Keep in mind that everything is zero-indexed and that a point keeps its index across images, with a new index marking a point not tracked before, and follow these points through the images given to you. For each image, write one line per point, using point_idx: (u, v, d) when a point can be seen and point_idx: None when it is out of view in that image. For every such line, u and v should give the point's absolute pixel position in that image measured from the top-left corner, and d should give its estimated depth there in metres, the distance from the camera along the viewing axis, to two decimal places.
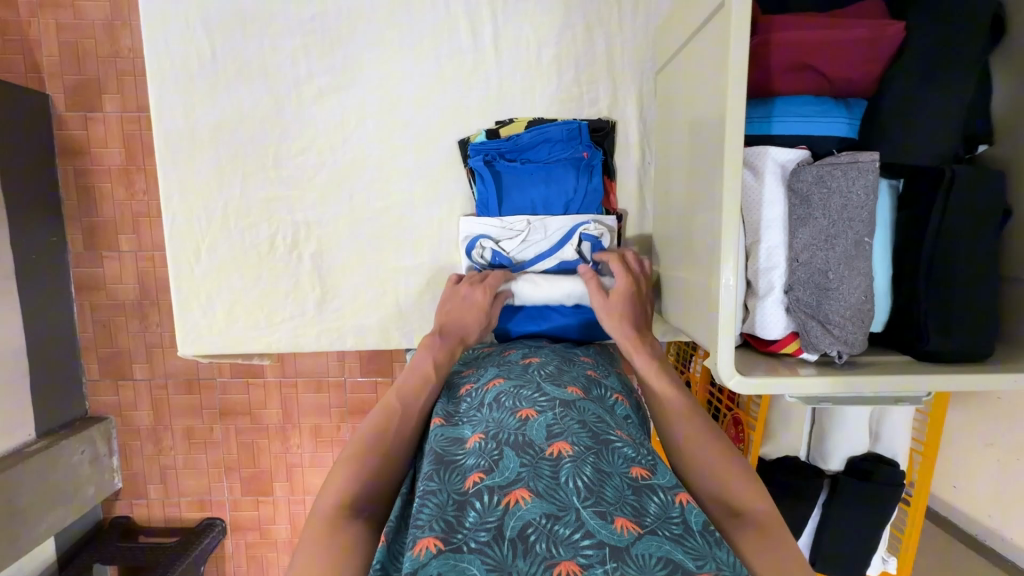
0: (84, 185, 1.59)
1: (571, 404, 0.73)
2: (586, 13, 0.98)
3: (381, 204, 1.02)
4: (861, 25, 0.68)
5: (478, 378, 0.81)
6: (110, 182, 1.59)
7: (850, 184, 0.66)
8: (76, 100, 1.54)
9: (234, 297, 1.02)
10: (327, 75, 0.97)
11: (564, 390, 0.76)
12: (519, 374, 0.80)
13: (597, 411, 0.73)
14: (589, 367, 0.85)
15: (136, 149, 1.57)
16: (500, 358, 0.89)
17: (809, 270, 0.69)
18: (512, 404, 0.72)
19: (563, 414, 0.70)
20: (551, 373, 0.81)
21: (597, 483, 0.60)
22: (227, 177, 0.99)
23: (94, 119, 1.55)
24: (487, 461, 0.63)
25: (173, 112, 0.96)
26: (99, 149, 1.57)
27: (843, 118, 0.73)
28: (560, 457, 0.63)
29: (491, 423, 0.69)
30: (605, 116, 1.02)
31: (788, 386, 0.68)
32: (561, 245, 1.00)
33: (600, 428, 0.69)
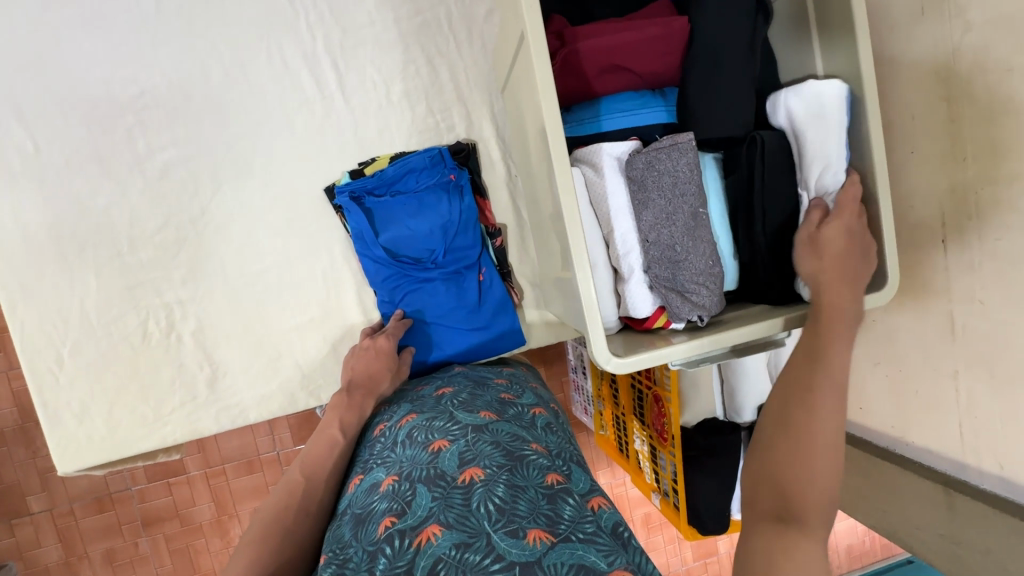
0: None
1: (483, 428, 0.77)
2: (425, 48, 1.02)
3: (258, 265, 0.98)
4: (652, 24, 0.76)
5: (391, 416, 0.84)
6: None
7: (675, 164, 0.73)
8: None
9: (116, 397, 0.94)
10: (172, 147, 0.94)
11: (476, 416, 0.80)
12: (432, 407, 0.83)
13: (510, 429, 0.78)
14: (502, 392, 0.90)
15: None
16: (413, 393, 0.91)
17: (660, 247, 0.75)
18: (425, 439, 0.76)
19: (475, 439, 0.73)
20: (463, 402, 0.85)
21: (508, 502, 0.63)
22: (80, 271, 0.92)
23: None
24: (400, 504, 0.65)
25: (4, 217, 0.89)
26: None
27: (660, 106, 0.81)
28: (471, 484, 0.66)
29: (404, 462, 0.73)
30: (464, 138, 1.05)
31: (661, 356, 0.74)
32: (450, 271, 1.03)
33: (514, 446, 0.73)
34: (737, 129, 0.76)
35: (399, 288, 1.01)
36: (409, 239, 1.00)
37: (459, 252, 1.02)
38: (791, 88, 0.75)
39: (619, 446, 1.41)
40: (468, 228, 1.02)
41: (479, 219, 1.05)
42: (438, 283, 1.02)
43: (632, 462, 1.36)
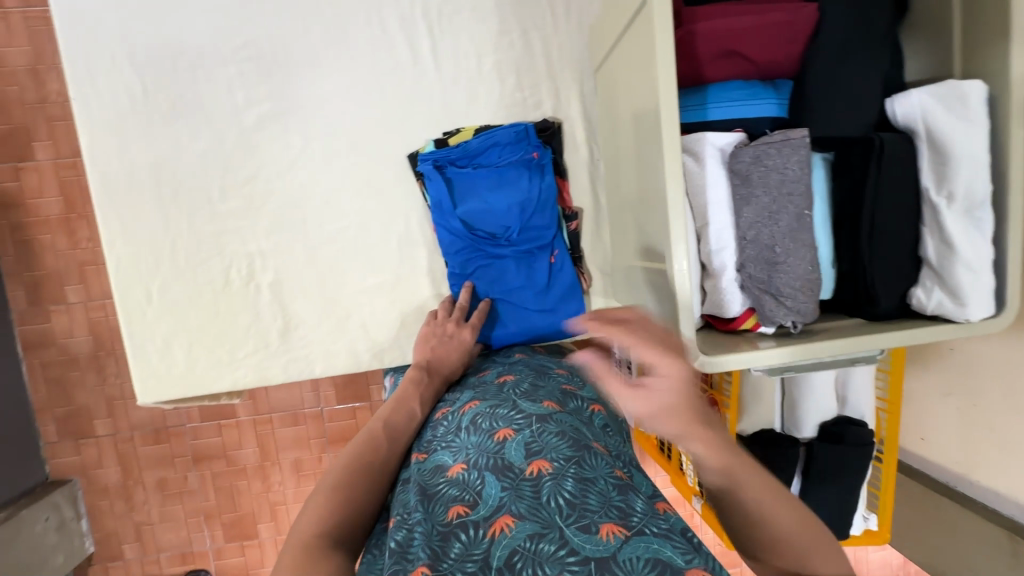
0: (21, 239, 1.52)
1: (548, 419, 0.76)
2: (521, 20, 1.00)
3: (337, 225, 1.00)
4: (777, 9, 0.71)
5: (453, 402, 0.84)
6: (49, 233, 1.53)
7: (786, 161, 0.69)
8: (5, 151, 1.48)
9: (193, 337, 0.98)
10: (268, 101, 0.96)
11: (540, 405, 0.79)
12: (494, 395, 0.83)
13: (573, 421, 0.77)
14: (563, 382, 0.88)
15: (76, 195, 1.52)
16: (474, 379, 0.91)
17: (758, 246, 0.72)
18: (490, 426, 0.75)
19: (540, 431, 0.72)
20: (525, 390, 0.84)
21: (578, 497, 0.62)
22: (174, 214, 0.96)
23: (26, 169, 1.49)
24: (471, 493, 0.65)
25: (108, 154, 0.93)
26: (34, 200, 1.51)
27: (773, 97, 0.76)
28: (540, 476, 0.66)
29: (471, 449, 0.72)
30: (551, 117, 1.03)
31: (750, 361, 0.71)
32: (523, 248, 1.02)
33: (579, 440, 0.72)
34: (858, 129, 0.72)
35: (472, 261, 1.01)
36: (486, 213, 0.99)
37: (534, 231, 1.02)
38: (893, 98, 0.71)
39: (660, 447, 1.37)
40: (547, 208, 1.01)
41: (557, 200, 1.03)
42: (510, 260, 1.02)
43: (673, 464, 1.32)
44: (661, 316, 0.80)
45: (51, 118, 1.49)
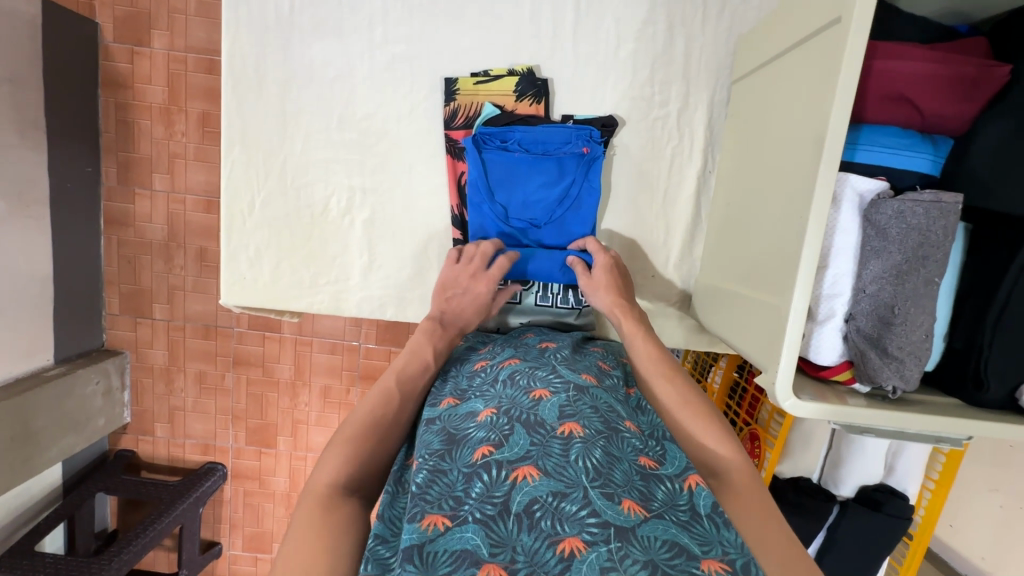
0: (124, 119, 1.59)
1: (584, 390, 0.76)
2: (670, 13, 0.97)
3: (439, 180, 1.01)
4: (963, 63, 0.67)
5: (494, 357, 0.87)
6: (149, 119, 1.59)
7: (930, 223, 0.66)
8: (126, 33, 1.54)
9: (280, 257, 1.02)
10: (403, 43, 0.96)
11: (578, 376, 0.79)
12: (534, 358, 0.84)
13: (608, 399, 0.76)
14: (600, 360, 0.87)
15: (180, 89, 1.57)
16: (517, 340, 0.94)
17: (875, 302, 0.69)
18: (527, 385, 0.76)
19: (576, 398, 0.73)
20: (565, 359, 0.84)
21: (605, 466, 0.63)
22: (289, 133, 0.98)
23: (141, 54, 1.55)
24: (497, 435, 0.67)
25: (244, 60, 0.96)
26: (142, 86, 1.57)
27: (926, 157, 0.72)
28: (570, 437, 0.66)
29: (504, 398, 0.74)
30: (673, 119, 1.01)
31: (843, 416, 0.68)
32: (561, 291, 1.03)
33: (611, 418, 0.72)
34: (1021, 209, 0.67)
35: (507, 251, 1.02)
36: (524, 207, 1.01)
37: (564, 234, 1.02)
38: None
39: None
40: (581, 170, 0.99)
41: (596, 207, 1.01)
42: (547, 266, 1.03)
43: None
44: (752, 346, 0.78)
45: (173, 10, 1.53)
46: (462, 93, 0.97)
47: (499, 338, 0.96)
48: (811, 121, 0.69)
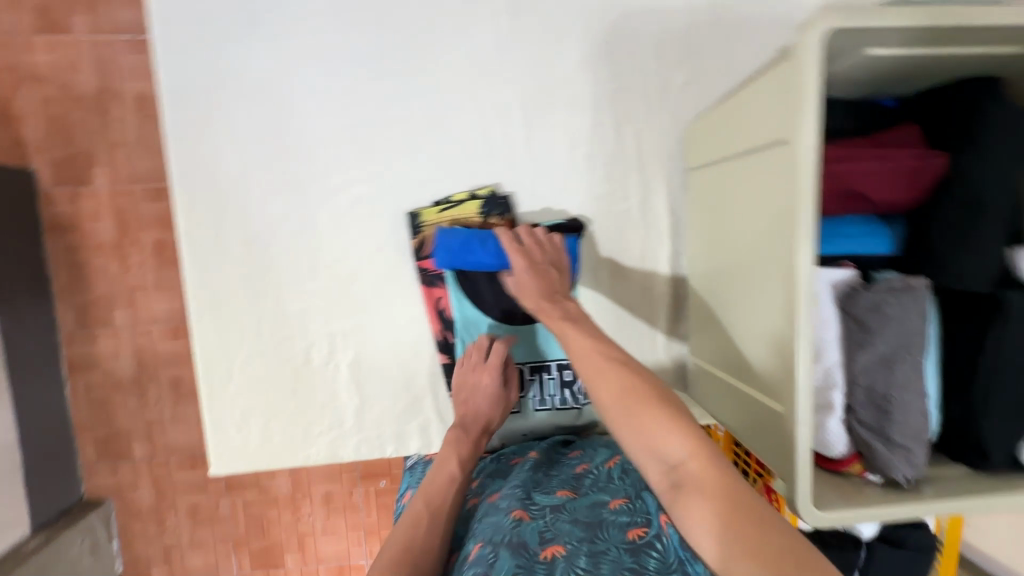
0: (76, 263, 1.22)
1: (561, 506, 0.78)
2: (615, 113, 1.00)
3: (419, 309, 1.00)
4: (903, 156, 0.71)
5: (482, 496, 0.85)
6: (102, 258, 1.22)
7: (905, 311, 0.69)
8: (66, 172, 1.18)
9: (268, 414, 0.98)
10: (360, 184, 0.96)
11: (553, 495, 0.80)
12: (513, 481, 0.84)
13: (587, 506, 0.78)
14: (575, 466, 0.89)
15: (131, 222, 1.21)
16: (498, 469, 0.93)
17: (870, 392, 0.71)
18: (507, 508, 0.76)
19: (553, 519, 0.74)
20: (539, 478, 0.86)
21: (593, 569, 0.65)
22: (258, 291, 0.96)
23: (84, 195, 1.19)
24: (484, 565, 0.65)
25: (202, 228, 0.93)
26: (89, 225, 1.21)
27: (886, 228, 0.77)
28: (554, 560, 0.66)
29: (487, 530, 0.72)
30: (636, 210, 1.03)
31: (866, 514, 0.68)
32: (559, 393, 1.04)
33: (592, 522, 0.74)
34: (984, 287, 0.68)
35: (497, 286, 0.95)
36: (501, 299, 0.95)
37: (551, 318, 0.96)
38: None
39: None
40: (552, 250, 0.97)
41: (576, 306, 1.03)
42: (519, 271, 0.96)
43: None
44: (762, 446, 0.78)
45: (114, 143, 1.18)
46: (427, 224, 0.96)
47: (494, 470, 0.93)
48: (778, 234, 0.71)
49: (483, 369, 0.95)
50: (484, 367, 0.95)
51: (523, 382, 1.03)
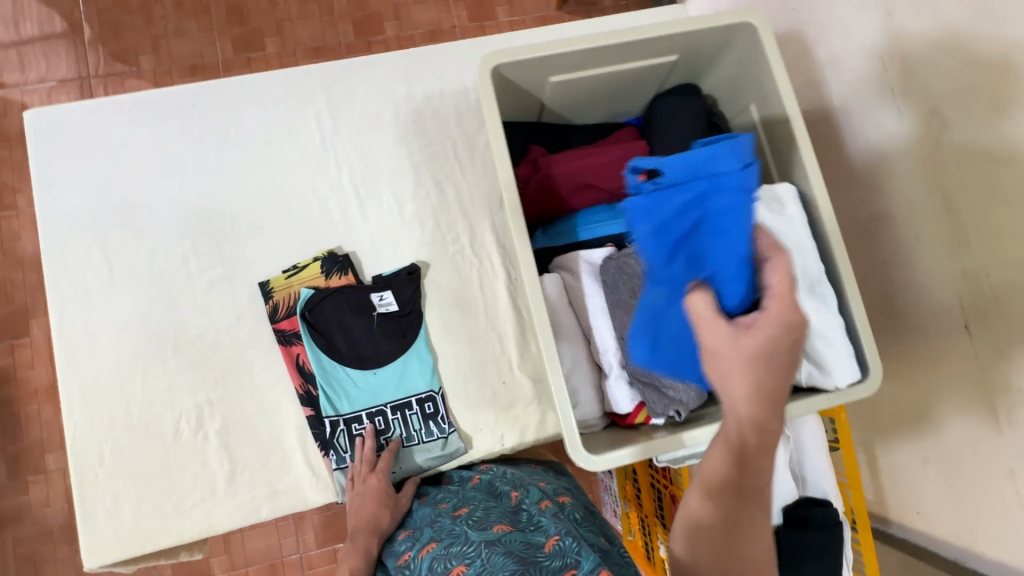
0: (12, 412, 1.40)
1: (496, 540, 0.70)
2: (433, 175, 1.18)
3: (281, 368, 1.09)
4: (615, 150, 0.88)
5: (414, 546, 0.82)
6: (37, 403, 1.41)
7: (641, 263, 0.78)
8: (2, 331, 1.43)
9: (140, 495, 1.01)
10: (216, 268, 1.10)
11: (489, 531, 0.74)
12: (448, 531, 0.79)
13: (522, 538, 0.70)
14: (512, 498, 0.87)
15: None
16: (434, 515, 0.90)
17: (634, 343, 0.79)
18: (443, 568, 0.70)
19: (487, 557, 0.66)
20: (478, 518, 0.80)
21: None
22: (127, 374, 1.05)
23: (23, 346, 1.43)
24: None
25: (74, 327, 1.05)
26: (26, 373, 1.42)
27: (756, 168, 0.64)
28: None
29: None
30: (468, 249, 1.17)
31: (642, 451, 0.73)
32: (426, 427, 1.08)
33: (527, 554, 0.65)
34: None
35: None
36: None
37: None
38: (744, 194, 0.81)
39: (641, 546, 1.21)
40: None
41: (426, 340, 1.12)
42: None
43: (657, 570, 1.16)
44: None
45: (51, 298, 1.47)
46: (278, 290, 1.09)
47: (419, 519, 0.93)
48: None
49: (373, 474, 1.01)
50: (375, 474, 1.01)
51: (388, 423, 1.08)
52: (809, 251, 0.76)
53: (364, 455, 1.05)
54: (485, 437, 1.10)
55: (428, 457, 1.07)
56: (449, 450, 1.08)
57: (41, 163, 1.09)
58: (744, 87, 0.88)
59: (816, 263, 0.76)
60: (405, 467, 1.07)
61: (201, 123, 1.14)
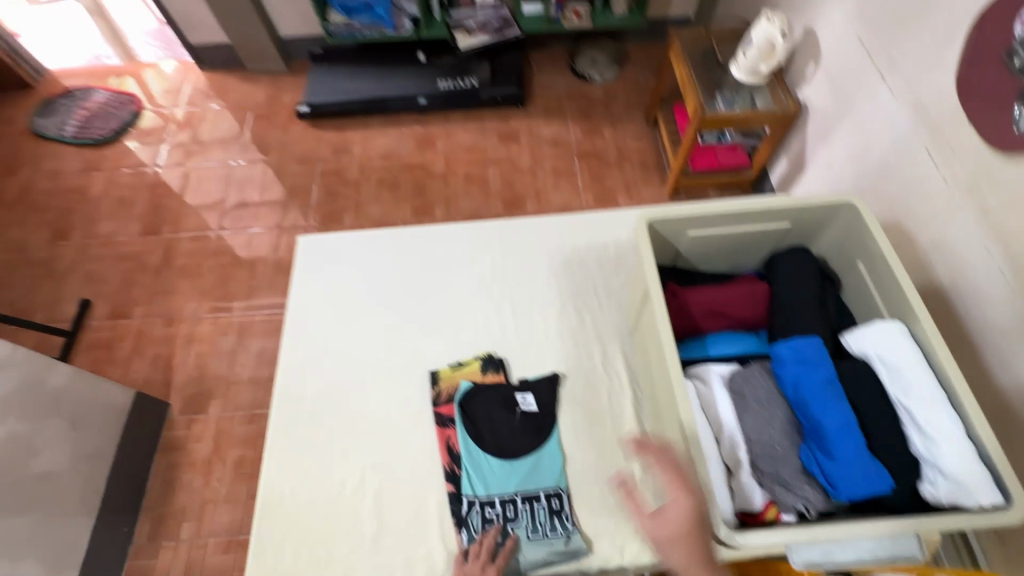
0: (169, 475, 2.15)
1: None
2: (576, 305, 1.46)
3: (433, 444, 1.28)
4: (743, 287, 1.17)
5: None
6: (192, 471, 2.16)
7: (764, 382, 1.08)
8: (188, 405, 2.30)
9: (302, 539, 1.17)
10: (399, 356, 1.39)
11: None
12: None
13: None
14: None
15: (222, 442, 2.21)
16: None
17: (763, 447, 1.04)
18: None
19: None
20: None
21: None
22: (317, 430, 1.30)
23: (197, 419, 2.27)
24: None
25: (290, 387, 1.35)
26: (193, 443, 2.22)
27: (815, 341, 1.06)
28: None
29: None
30: (600, 366, 1.37)
31: (783, 536, 0.94)
32: (549, 523, 1.18)
33: None
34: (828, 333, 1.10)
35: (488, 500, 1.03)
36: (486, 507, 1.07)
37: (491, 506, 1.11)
38: (863, 332, 1.11)
39: None
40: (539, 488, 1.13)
41: (559, 441, 1.27)
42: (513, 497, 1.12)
43: None
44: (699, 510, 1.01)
45: (231, 384, 2.35)
46: (444, 380, 1.34)
47: None
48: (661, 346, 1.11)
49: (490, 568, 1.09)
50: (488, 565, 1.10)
51: (517, 512, 1.19)
52: (924, 379, 1.03)
53: (473, 540, 1.16)
54: (608, 542, 1.16)
55: (546, 554, 1.15)
56: (568, 550, 1.15)
57: (301, 268, 1.53)
58: (852, 249, 1.19)
59: (931, 388, 1.02)
60: (524, 559, 1.15)
61: (411, 249, 1.55)
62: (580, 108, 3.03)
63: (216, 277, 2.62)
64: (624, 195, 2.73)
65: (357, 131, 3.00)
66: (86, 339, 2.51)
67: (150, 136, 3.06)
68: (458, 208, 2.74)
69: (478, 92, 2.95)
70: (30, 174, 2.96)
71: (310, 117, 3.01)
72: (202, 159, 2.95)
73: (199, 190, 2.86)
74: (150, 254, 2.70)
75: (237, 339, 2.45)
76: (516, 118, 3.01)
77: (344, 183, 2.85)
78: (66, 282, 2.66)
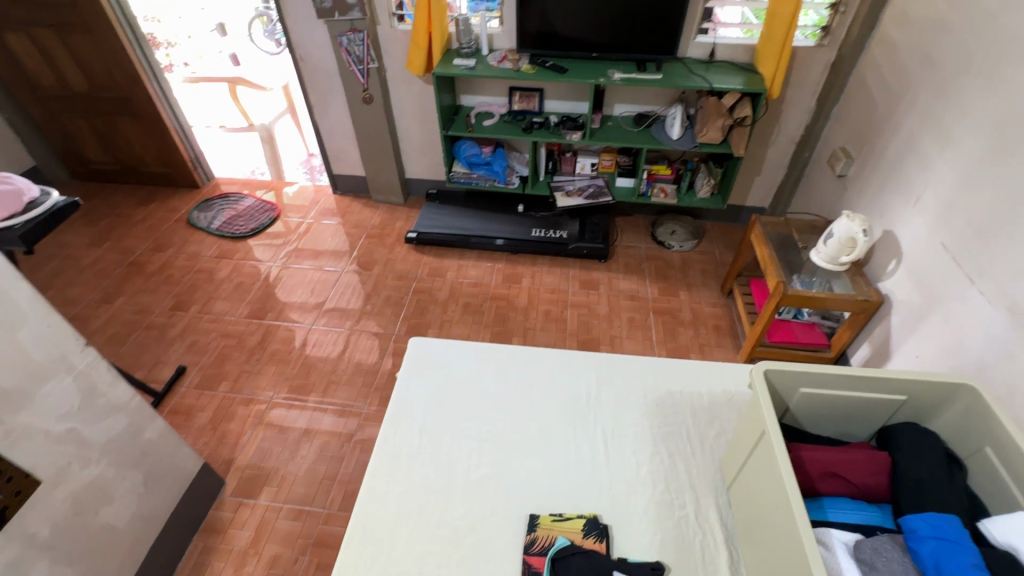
0: (201, 561, 2.05)
1: None
2: (669, 448, 1.45)
3: (514, 570, 1.22)
4: (857, 453, 1.25)
5: None
6: (224, 561, 2.05)
7: (898, 554, 1.07)
8: (241, 489, 2.26)
9: None
10: (489, 467, 1.40)
11: None
12: None
13: None
14: None
15: (262, 534, 2.12)
16: None
17: None
18: None
19: None
20: None
21: None
22: (399, 530, 1.29)
23: (245, 505, 2.21)
24: None
25: (380, 479, 1.38)
26: (234, 530, 2.13)
27: (953, 519, 1.07)
28: None
29: None
30: (693, 515, 1.32)
31: None
32: None
33: None
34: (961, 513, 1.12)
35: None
36: None
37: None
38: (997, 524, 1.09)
39: None
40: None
41: None
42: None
43: None
44: None
45: (286, 476, 2.31)
46: (542, 526, 1.29)
47: None
48: (776, 495, 1.10)
49: None
50: None
51: None
52: None
53: None
54: None
55: None
56: None
57: (410, 368, 1.65)
58: (975, 434, 1.24)
59: None
60: None
61: (512, 368, 1.64)
62: (658, 271, 3.26)
63: (300, 367, 2.74)
64: (698, 355, 2.77)
65: (454, 260, 3.34)
66: (172, 402, 2.59)
67: (277, 239, 3.49)
68: (534, 341, 2.85)
69: (567, 243, 3.28)
70: (172, 252, 3.39)
71: (415, 243, 3.41)
72: (317, 262, 3.31)
73: (306, 287, 3.17)
74: (250, 335, 2.90)
75: (304, 431, 2.46)
76: (598, 271, 3.26)
77: (434, 301, 3.09)
78: (170, 346, 2.85)
